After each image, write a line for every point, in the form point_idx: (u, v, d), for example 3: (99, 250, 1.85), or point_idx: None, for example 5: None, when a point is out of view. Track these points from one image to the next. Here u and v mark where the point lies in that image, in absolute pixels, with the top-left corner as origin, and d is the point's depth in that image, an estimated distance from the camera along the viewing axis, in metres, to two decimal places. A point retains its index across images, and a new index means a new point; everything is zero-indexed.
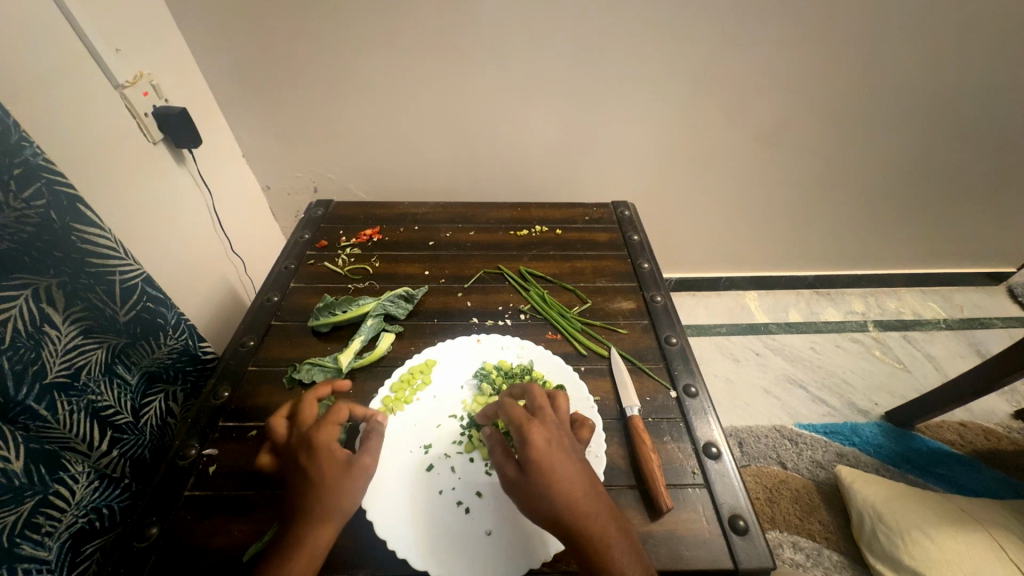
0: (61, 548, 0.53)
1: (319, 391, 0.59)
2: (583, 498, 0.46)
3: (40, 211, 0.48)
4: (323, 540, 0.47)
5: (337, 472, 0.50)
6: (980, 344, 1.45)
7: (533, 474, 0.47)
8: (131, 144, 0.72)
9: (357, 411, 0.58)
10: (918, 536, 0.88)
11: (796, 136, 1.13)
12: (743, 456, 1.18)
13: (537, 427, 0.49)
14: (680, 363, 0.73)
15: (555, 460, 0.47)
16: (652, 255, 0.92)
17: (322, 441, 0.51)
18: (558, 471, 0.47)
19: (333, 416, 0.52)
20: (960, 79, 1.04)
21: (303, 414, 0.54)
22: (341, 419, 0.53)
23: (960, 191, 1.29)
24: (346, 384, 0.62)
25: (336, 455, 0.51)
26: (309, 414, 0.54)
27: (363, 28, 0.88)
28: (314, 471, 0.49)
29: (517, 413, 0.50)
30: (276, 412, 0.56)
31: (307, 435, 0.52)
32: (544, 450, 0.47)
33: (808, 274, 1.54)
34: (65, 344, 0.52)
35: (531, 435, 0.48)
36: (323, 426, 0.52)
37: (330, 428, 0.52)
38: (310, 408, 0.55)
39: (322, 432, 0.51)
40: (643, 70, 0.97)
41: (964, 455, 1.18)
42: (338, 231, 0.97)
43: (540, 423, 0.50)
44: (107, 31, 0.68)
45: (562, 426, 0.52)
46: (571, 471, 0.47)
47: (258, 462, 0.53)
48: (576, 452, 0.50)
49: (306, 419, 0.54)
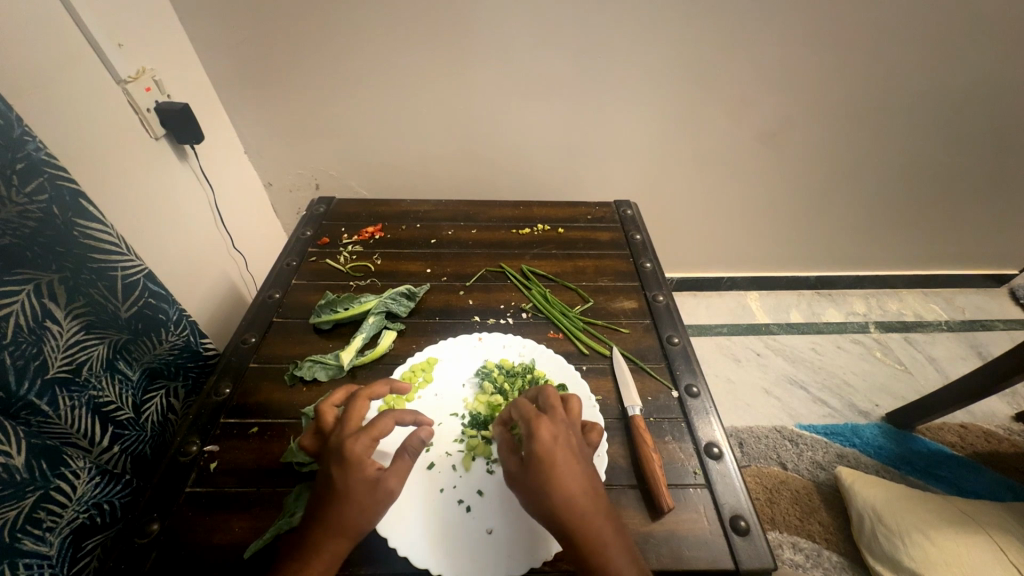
0: (62, 543, 0.53)
1: (373, 391, 0.56)
2: (589, 501, 0.46)
3: (41, 206, 0.47)
4: (337, 552, 0.46)
5: (361, 491, 0.47)
6: (981, 346, 1.45)
7: (539, 475, 0.46)
8: (132, 139, 0.72)
9: (404, 418, 0.53)
10: (917, 536, 0.88)
11: (799, 136, 1.12)
12: (744, 456, 1.18)
13: (545, 427, 0.48)
14: (682, 363, 0.73)
15: (560, 461, 0.47)
16: (654, 254, 0.91)
17: (353, 454, 0.47)
18: (562, 473, 0.46)
19: (372, 428, 0.48)
20: (966, 80, 1.03)
21: (348, 413, 0.51)
22: (379, 433, 0.49)
23: (964, 192, 1.29)
24: (405, 385, 0.60)
25: (364, 472, 0.47)
26: (355, 415, 0.51)
27: (366, 25, 0.88)
28: (340, 484, 0.47)
29: (528, 410, 0.50)
30: (323, 404, 0.55)
31: (342, 441, 0.49)
32: (552, 453, 0.47)
33: (810, 275, 1.54)
34: (67, 339, 0.52)
35: (539, 435, 0.48)
36: (358, 437, 0.48)
37: (365, 440, 0.48)
38: (358, 410, 0.52)
39: (357, 442, 0.48)
40: (646, 69, 0.97)
41: (964, 457, 1.18)
42: (340, 228, 0.96)
43: (548, 423, 0.49)
44: (109, 26, 0.67)
45: (570, 424, 0.51)
46: (579, 473, 0.47)
47: (303, 443, 0.53)
48: (584, 454, 0.50)
49: (348, 423, 0.51)
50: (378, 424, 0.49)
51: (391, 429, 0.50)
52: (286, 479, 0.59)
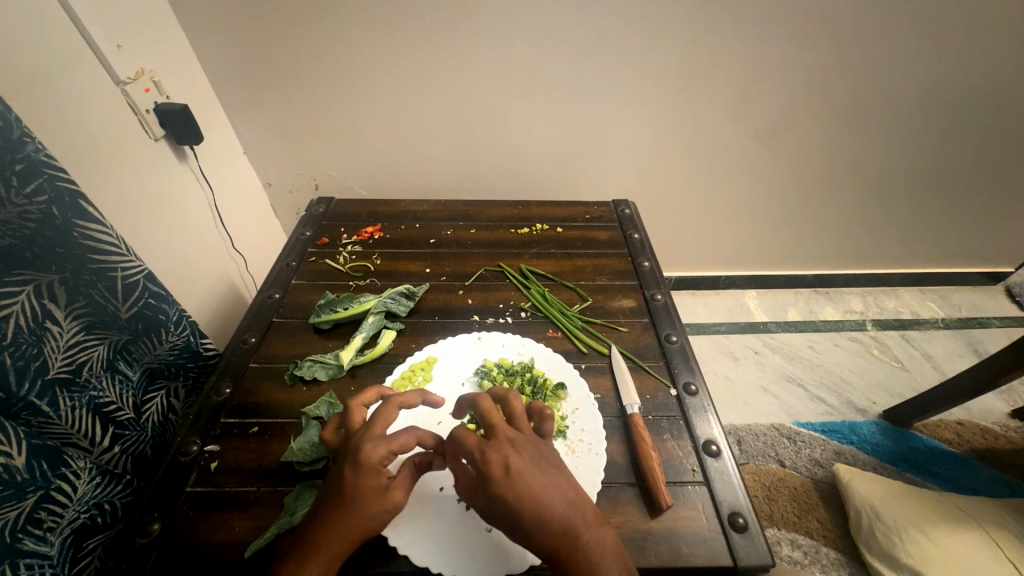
0: (63, 543, 0.53)
1: (404, 398, 0.54)
2: (561, 508, 0.46)
3: (41, 207, 0.48)
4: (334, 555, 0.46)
5: (365, 500, 0.46)
6: (977, 343, 1.46)
7: (500, 502, 0.45)
8: (132, 141, 0.72)
9: (427, 437, 0.51)
10: (914, 533, 0.89)
11: (796, 135, 1.13)
12: (742, 454, 1.19)
13: (491, 457, 0.46)
14: (681, 361, 0.73)
15: (517, 482, 0.46)
16: (652, 253, 0.92)
17: (369, 462, 0.46)
18: (526, 491, 0.45)
19: (392, 441, 0.47)
20: (962, 78, 1.04)
21: (376, 418, 0.50)
22: (398, 446, 0.48)
23: (961, 189, 1.29)
24: (438, 398, 0.59)
25: (374, 482, 0.47)
26: (382, 420, 0.50)
27: (364, 26, 0.88)
28: (347, 487, 0.46)
29: (471, 440, 0.47)
30: (354, 405, 0.54)
31: (362, 445, 0.47)
32: (507, 477, 0.46)
33: (807, 273, 1.55)
34: (67, 340, 0.52)
35: (487, 466, 0.46)
36: (378, 444, 0.47)
37: (383, 449, 0.47)
38: (385, 417, 0.50)
39: (374, 449, 0.47)
40: (644, 68, 0.97)
41: (960, 453, 1.18)
42: (339, 228, 0.97)
43: (493, 448, 0.47)
44: (108, 27, 0.68)
45: (519, 434, 0.50)
46: (540, 483, 0.46)
47: (325, 437, 0.54)
48: (544, 462, 0.48)
49: (371, 426, 0.49)
50: (399, 438, 0.48)
51: (411, 446, 0.49)
52: (287, 478, 0.59)
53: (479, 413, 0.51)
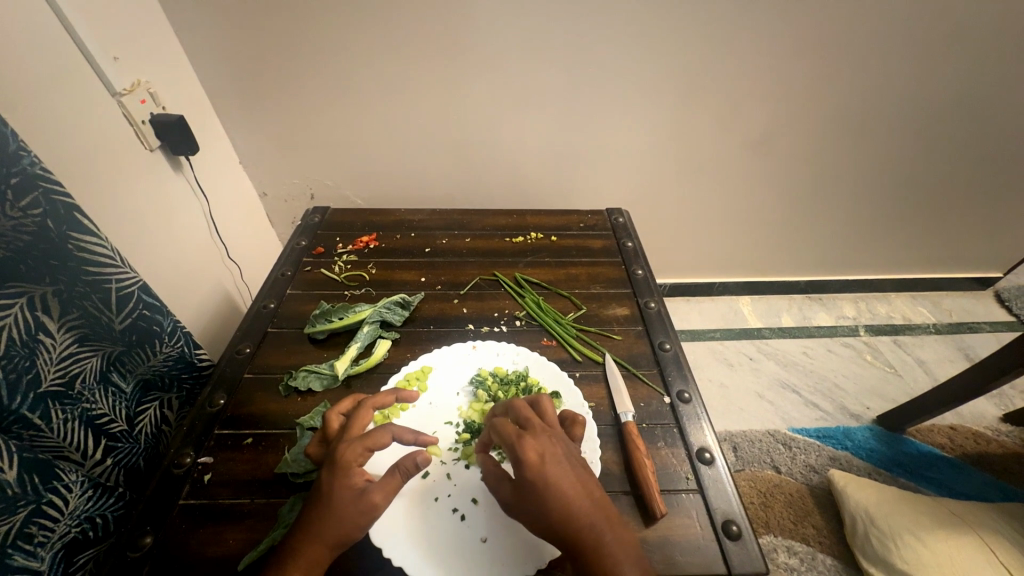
0: (54, 558, 0.53)
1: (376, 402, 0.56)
2: (586, 503, 0.46)
3: (36, 220, 0.48)
4: (319, 559, 0.46)
5: (343, 499, 0.47)
6: (968, 348, 1.47)
7: (532, 489, 0.46)
8: (127, 151, 0.72)
9: (404, 436, 0.53)
10: (909, 538, 0.89)
11: (786, 143, 1.14)
12: (738, 460, 1.19)
13: (528, 442, 0.47)
14: (674, 369, 0.74)
15: (551, 471, 0.46)
16: (646, 261, 0.93)
17: (345, 457, 0.48)
18: (555, 485, 0.46)
19: (366, 437, 0.49)
20: (947, 86, 1.06)
21: (353, 421, 0.53)
22: (373, 443, 0.50)
23: (949, 195, 1.31)
24: (411, 395, 0.63)
25: (351, 480, 0.48)
26: (358, 426, 0.53)
27: (358, 37, 0.89)
28: (328, 486, 0.47)
29: (507, 430, 0.49)
30: (330, 413, 0.56)
31: (339, 447, 0.50)
32: (540, 467, 0.46)
33: (800, 279, 1.56)
34: (60, 353, 0.52)
35: (526, 451, 0.46)
36: (353, 444, 0.49)
37: (359, 447, 0.49)
38: (360, 419, 0.53)
39: (350, 448, 0.49)
40: (636, 79, 0.99)
41: (953, 458, 1.19)
42: (335, 238, 0.97)
43: (530, 437, 0.48)
44: (105, 40, 0.68)
45: (554, 431, 0.51)
46: (568, 479, 0.46)
47: (309, 451, 0.54)
48: (573, 457, 0.49)
49: (348, 430, 0.52)
50: (373, 435, 0.50)
51: (388, 442, 0.50)
52: (280, 490, 0.59)
53: (513, 412, 0.53)
